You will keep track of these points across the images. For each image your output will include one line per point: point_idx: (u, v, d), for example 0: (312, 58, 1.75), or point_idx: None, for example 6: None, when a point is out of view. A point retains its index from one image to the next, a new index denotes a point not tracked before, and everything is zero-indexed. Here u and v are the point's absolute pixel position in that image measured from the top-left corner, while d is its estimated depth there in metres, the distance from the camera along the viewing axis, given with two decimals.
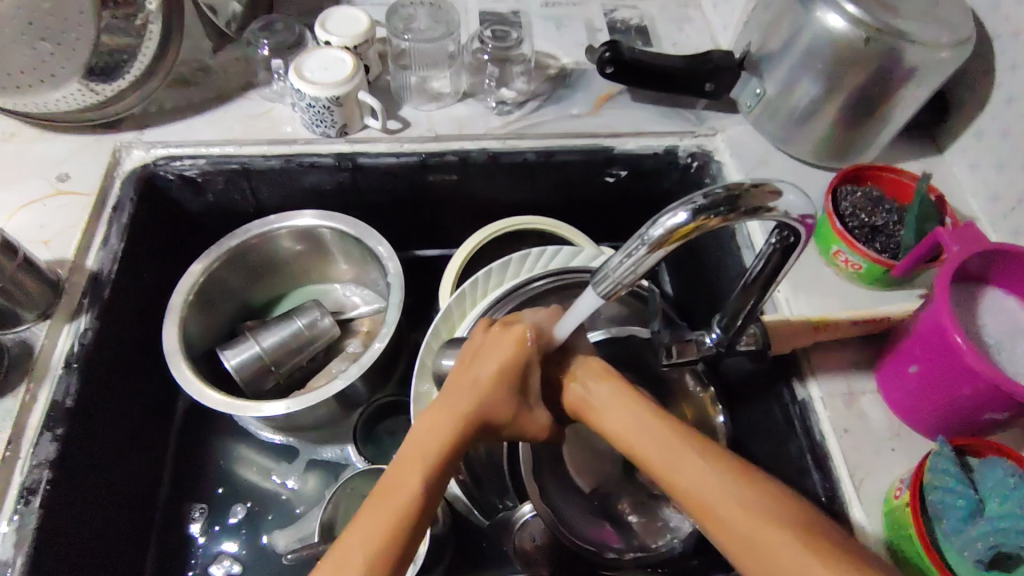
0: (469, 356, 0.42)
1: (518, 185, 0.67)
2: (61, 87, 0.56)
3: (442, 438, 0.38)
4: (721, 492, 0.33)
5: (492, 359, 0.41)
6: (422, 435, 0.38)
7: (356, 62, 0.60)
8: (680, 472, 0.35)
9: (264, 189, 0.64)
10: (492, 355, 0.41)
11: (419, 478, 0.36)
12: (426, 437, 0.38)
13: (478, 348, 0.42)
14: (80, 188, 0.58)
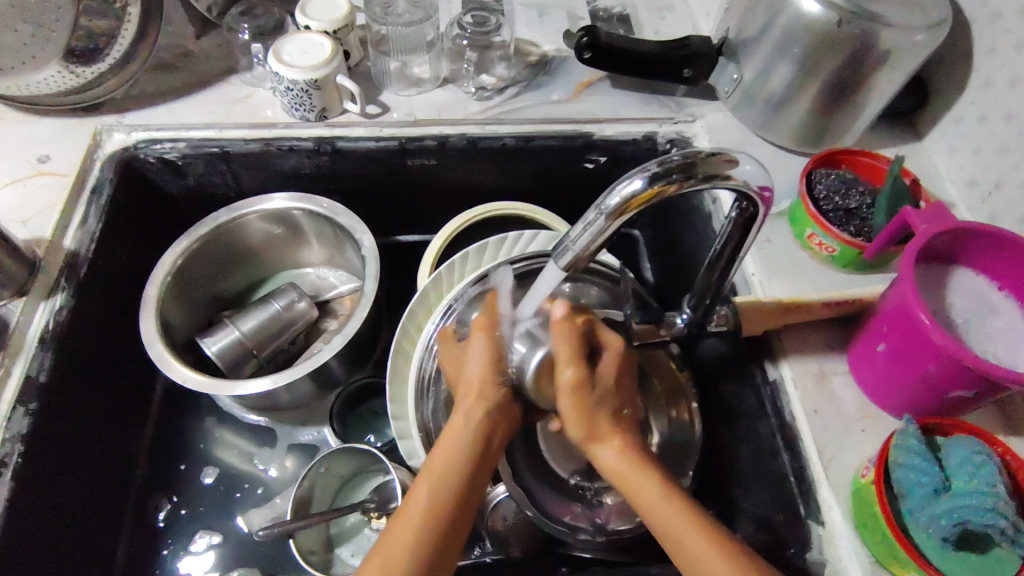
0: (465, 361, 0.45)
1: (498, 171, 0.67)
2: (41, 69, 0.56)
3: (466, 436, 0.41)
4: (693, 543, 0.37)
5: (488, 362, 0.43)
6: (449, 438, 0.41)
7: (334, 46, 0.60)
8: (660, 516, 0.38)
9: (244, 172, 0.64)
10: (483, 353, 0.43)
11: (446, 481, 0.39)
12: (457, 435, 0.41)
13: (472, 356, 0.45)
14: (59, 169, 0.58)
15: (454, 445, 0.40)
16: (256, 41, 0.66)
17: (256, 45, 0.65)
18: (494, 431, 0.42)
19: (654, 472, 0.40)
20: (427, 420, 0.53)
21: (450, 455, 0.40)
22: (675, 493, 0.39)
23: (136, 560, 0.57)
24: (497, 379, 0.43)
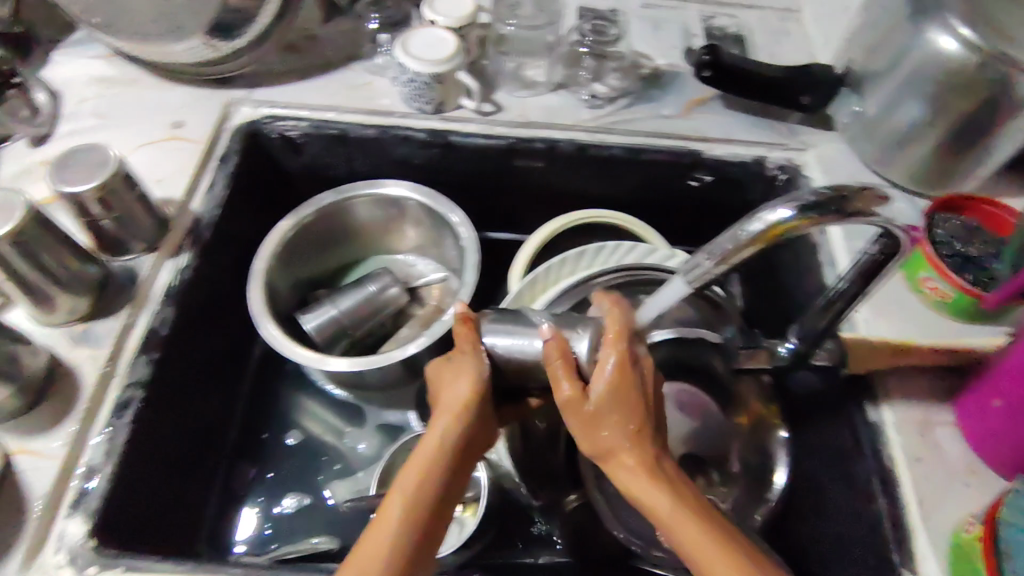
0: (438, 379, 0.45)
1: (601, 180, 0.68)
2: (187, 39, 0.60)
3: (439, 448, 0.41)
4: (730, 571, 0.35)
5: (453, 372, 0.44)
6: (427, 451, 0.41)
7: (457, 43, 0.61)
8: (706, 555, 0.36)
9: (358, 156, 0.67)
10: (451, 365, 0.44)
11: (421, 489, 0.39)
12: (427, 453, 0.41)
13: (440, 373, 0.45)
14: (191, 135, 0.62)
15: (423, 465, 0.40)
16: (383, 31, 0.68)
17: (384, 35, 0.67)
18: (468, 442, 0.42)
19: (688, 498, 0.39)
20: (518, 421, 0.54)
21: (419, 479, 0.40)
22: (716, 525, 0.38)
23: (223, 514, 0.58)
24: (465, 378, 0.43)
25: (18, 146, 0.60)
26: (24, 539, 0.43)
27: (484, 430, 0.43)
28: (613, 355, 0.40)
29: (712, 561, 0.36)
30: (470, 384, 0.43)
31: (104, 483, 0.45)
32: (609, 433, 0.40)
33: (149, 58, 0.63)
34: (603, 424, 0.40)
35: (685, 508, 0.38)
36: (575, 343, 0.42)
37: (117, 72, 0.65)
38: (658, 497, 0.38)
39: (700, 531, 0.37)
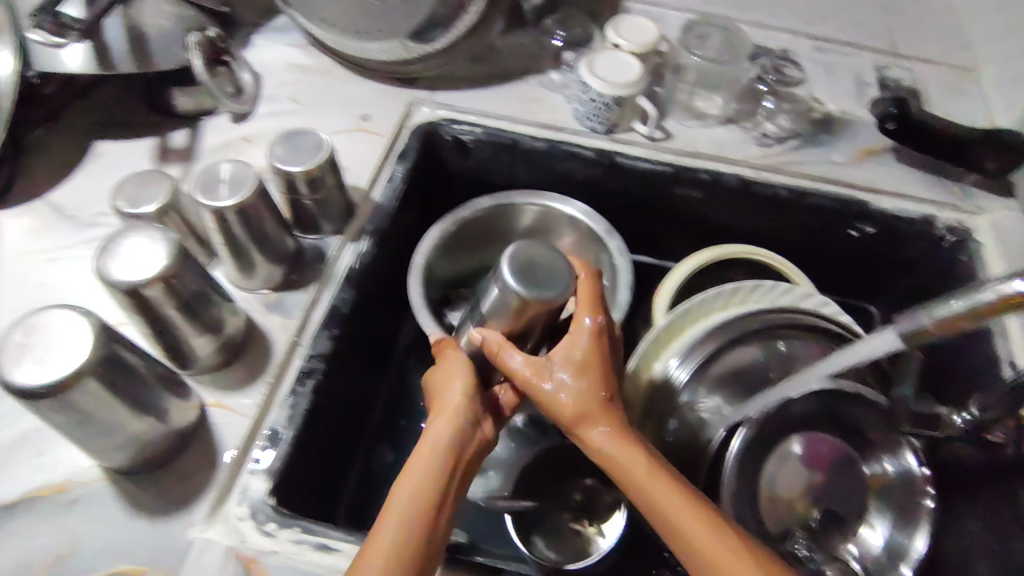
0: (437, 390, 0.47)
1: (757, 219, 0.67)
2: (388, 39, 0.64)
3: (435, 455, 0.42)
4: (716, 543, 0.39)
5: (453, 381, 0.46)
6: (424, 460, 0.42)
7: (643, 68, 0.63)
8: (683, 527, 0.40)
9: (522, 166, 0.68)
10: (455, 373, 0.47)
11: (426, 495, 0.40)
12: (426, 460, 0.41)
13: (440, 384, 0.47)
14: (377, 129, 0.65)
15: (422, 478, 0.40)
16: (568, 50, 0.70)
17: (569, 54, 0.69)
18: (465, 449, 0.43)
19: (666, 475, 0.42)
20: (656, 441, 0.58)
21: (426, 489, 0.40)
22: (690, 496, 0.41)
23: (362, 493, 0.60)
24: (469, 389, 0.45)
25: (221, 119, 0.65)
26: (214, 487, 0.46)
27: (482, 437, 0.45)
28: (587, 316, 0.47)
29: (695, 528, 0.40)
30: (463, 382, 0.46)
31: (286, 445, 0.48)
32: (577, 397, 0.45)
33: (347, 49, 0.66)
34: (579, 388, 0.45)
35: (660, 472, 0.42)
36: (556, 281, 0.45)
37: (312, 60, 0.70)
38: (634, 465, 0.43)
39: (682, 508, 0.41)
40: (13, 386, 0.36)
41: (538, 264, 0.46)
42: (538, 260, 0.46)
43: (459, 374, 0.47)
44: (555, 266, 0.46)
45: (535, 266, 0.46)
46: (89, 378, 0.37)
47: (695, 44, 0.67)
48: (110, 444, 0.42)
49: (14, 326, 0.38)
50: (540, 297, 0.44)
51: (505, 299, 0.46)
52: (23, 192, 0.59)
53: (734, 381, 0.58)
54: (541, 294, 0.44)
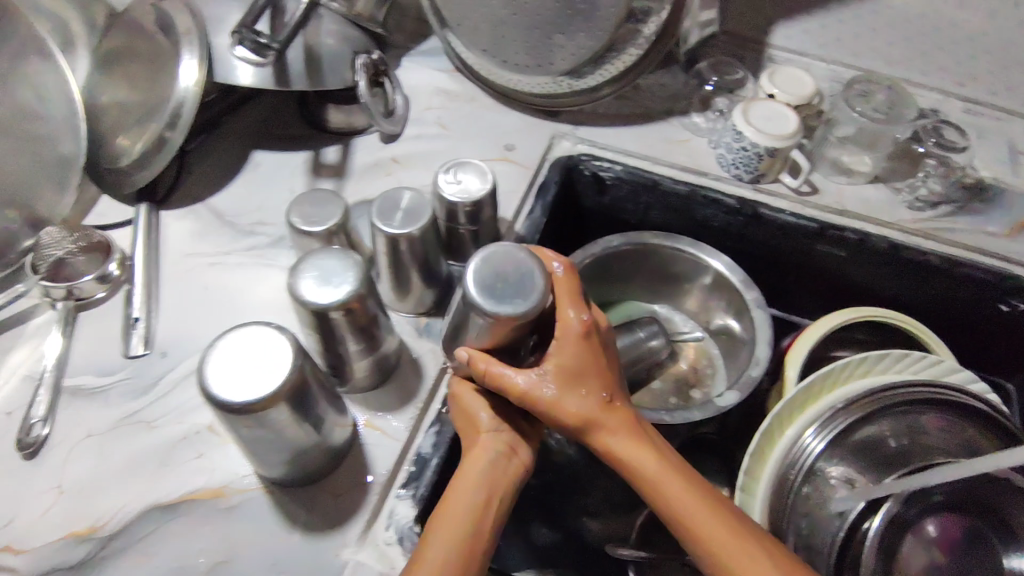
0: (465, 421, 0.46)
1: (900, 284, 0.65)
2: (547, 73, 0.65)
3: (471, 489, 0.40)
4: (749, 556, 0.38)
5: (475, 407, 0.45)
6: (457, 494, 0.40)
7: (799, 121, 0.61)
8: (721, 540, 0.38)
9: (657, 207, 0.68)
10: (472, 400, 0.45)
11: (461, 532, 0.38)
12: (462, 501, 0.40)
13: (464, 413, 0.46)
14: (522, 159, 0.67)
15: (457, 523, 0.38)
16: (717, 96, 0.70)
17: (723, 100, 0.69)
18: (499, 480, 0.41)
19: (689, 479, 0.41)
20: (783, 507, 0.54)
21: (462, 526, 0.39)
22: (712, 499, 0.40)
23: None
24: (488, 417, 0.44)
25: (372, 138, 0.66)
26: (365, 510, 0.46)
27: (517, 467, 0.43)
28: (573, 313, 0.43)
29: (728, 539, 0.38)
30: (491, 411, 0.45)
31: (432, 474, 0.47)
32: (580, 406, 0.42)
33: (499, 79, 0.69)
34: (579, 395, 0.42)
35: (679, 476, 0.41)
36: (528, 291, 0.40)
37: (458, 87, 0.71)
38: (655, 469, 0.41)
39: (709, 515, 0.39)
40: (215, 399, 0.37)
41: (510, 276, 0.41)
42: (511, 270, 0.41)
43: (475, 403, 0.45)
44: (524, 271, 0.41)
45: (504, 275, 0.41)
46: (281, 402, 0.38)
47: (856, 100, 0.65)
48: (277, 457, 0.43)
49: (217, 342, 0.39)
50: (511, 313, 0.40)
51: (471, 310, 0.42)
52: (187, 195, 0.61)
53: (884, 459, 0.53)
54: (512, 308, 0.40)
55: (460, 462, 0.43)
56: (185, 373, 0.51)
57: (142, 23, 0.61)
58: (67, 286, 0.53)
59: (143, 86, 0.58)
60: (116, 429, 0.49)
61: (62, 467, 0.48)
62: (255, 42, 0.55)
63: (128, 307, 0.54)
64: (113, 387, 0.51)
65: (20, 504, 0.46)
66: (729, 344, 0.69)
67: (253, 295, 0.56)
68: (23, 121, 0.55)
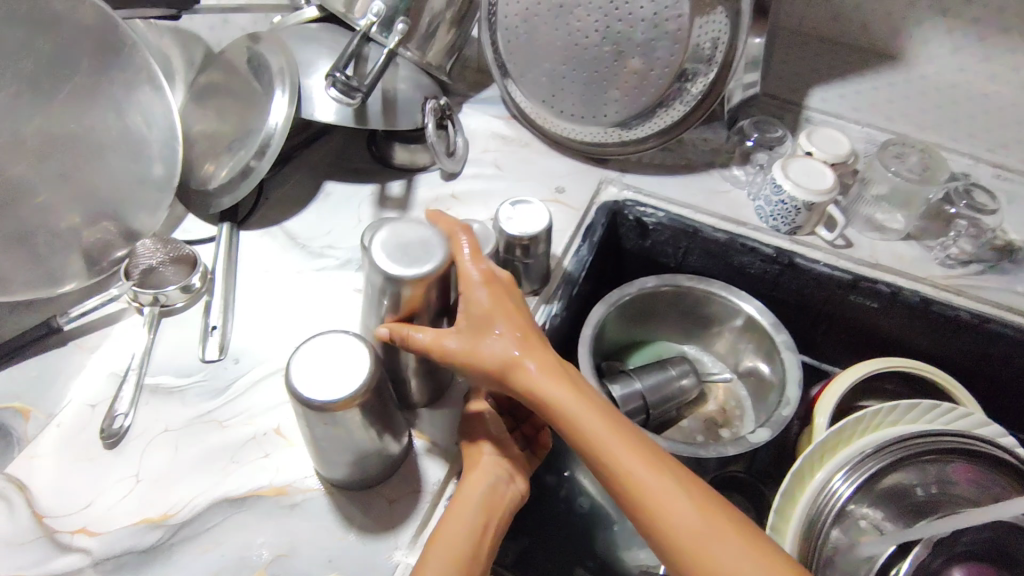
0: (467, 439, 0.48)
1: (932, 339, 0.67)
2: (598, 124, 0.71)
3: (472, 503, 0.44)
4: (667, 493, 0.38)
5: (484, 422, 0.49)
6: (461, 509, 0.43)
7: (836, 179, 0.66)
8: (650, 497, 0.39)
9: (696, 252, 0.71)
10: (480, 415, 0.49)
11: (465, 546, 0.41)
12: (461, 519, 0.42)
13: (469, 429, 0.49)
14: (571, 202, 0.71)
15: (459, 533, 0.42)
16: (758, 151, 0.74)
17: (762, 155, 0.74)
18: (503, 501, 0.45)
19: (620, 431, 0.41)
20: (811, 553, 0.55)
21: (468, 539, 0.42)
22: (644, 452, 0.40)
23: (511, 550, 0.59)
24: (500, 435, 0.48)
25: (433, 175, 0.72)
26: (417, 515, 0.48)
27: (512, 494, 0.46)
28: (472, 269, 0.47)
29: (648, 479, 0.39)
30: (498, 431, 0.48)
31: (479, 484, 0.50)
32: (498, 350, 0.44)
33: (552, 127, 0.74)
34: (496, 340, 0.44)
35: (603, 418, 0.41)
36: (420, 263, 0.45)
37: (514, 133, 0.78)
38: (574, 410, 0.42)
39: (639, 472, 0.39)
40: (300, 395, 0.41)
41: (409, 240, 0.47)
42: (400, 241, 0.46)
43: (483, 417, 0.49)
44: (423, 245, 0.46)
45: (411, 251, 0.46)
46: (355, 406, 0.42)
47: (892, 161, 0.69)
48: (342, 459, 0.46)
49: (302, 345, 0.43)
50: (423, 271, 0.45)
51: (381, 283, 0.46)
52: (265, 219, 0.67)
53: (911, 505, 0.55)
54: (419, 268, 0.45)
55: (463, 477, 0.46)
56: (255, 379, 0.55)
57: (236, 61, 0.67)
58: (155, 292, 0.57)
59: (236, 117, 0.64)
60: (189, 426, 0.52)
61: (140, 458, 0.50)
62: (344, 84, 0.60)
63: (207, 316, 0.58)
64: (189, 388, 0.54)
65: (99, 490, 0.49)
66: (758, 386, 0.71)
67: (318, 311, 0.60)
68: (131, 142, 0.61)
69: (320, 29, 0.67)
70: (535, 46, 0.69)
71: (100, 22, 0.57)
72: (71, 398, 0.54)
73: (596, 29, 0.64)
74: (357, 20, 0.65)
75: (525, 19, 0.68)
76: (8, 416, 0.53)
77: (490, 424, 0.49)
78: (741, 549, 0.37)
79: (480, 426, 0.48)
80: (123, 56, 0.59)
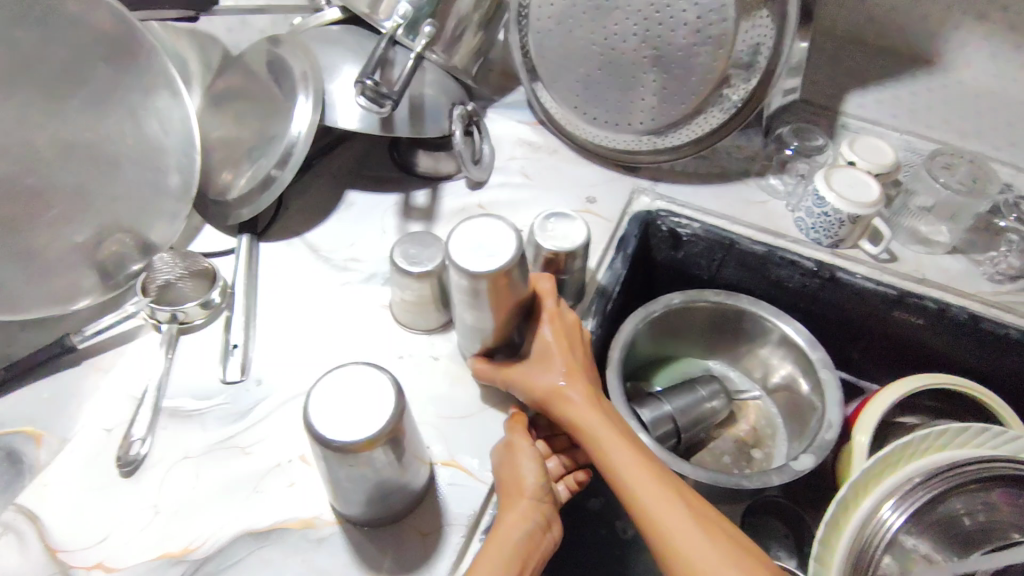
0: (506, 479, 0.45)
1: (979, 357, 0.64)
2: (631, 131, 0.68)
3: (503, 551, 0.41)
4: (672, 508, 0.40)
5: (530, 463, 0.45)
6: (486, 560, 0.40)
7: (882, 191, 0.63)
8: (656, 507, 0.41)
9: (732, 265, 0.69)
10: (526, 457, 0.45)
11: None
12: (493, 565, 0.40)
13: (510, 468, 0.45)
14: (603, 212, 0.68)
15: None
16: (796, 159, 0.72)
17: (801, 165, 0.71)
18: (532, 550, 0.42)
19: (636, 450, 0.44)
20: None
21: None
22: (657, 470, 0.43)
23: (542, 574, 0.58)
24: (544, 480, 0.44)
25: (459, 183, 0.69)
26: (449, 551, 0.45)
27: (550, 540, 0.43)
28: (552, 304, 0.50)
29: (658, 502, 0.41)
30: (537, 473, 0.44)
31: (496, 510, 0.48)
32: (550, 378, 0.48)
33: (582, 134, 0.72)
34: (548, 369, 0.48)
35: (624, 444, 0.44)
36: (496, 252, 0.43)
37: (541, 140, 0.75)
38: (596, 429, 0.45)
39: (649, 486, 0.42)
40: (318, 435, 0.38)
41: (481, 240, 0.44)
42: (472, 239, 0.44)
43: (527, 453, 0.46)
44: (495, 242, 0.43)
45: (483, 242, 0.44)
46: (379, 446, 0.39)
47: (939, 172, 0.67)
48: (365, 498, 0.43)
49: (320, 380, 0.40)
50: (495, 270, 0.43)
51: (464, 282, 0.44)
52: (285, 229, 0.65)
53: (961, 536, 0.50)
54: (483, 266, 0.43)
55: (499, 521, 0.43)
56: (279, 402, 0.52)
57: (256, 64, 0.64)
58: (173, 309, 0.55)
59: (256, 124, 0.62)
60: (210, 453, 0.50)
61: (158, 488, 0.48)
62: (373, 92, 0.57)
63: (228, 334, 0.55)
64: (210, 411, 0.52)
65: (116, 522, 0.46)
66: (791, 403, 0.69)
67: (340, 328, 0.57)
68: (147, 150, 0.58)
69: (343, 31, 0.64)
70: (567, 50, 0.66)
71: (115, 24, 0.54)
72: (86, 420, 0.51)
73: (635, 33, 0.61)
74: (382, 22, 0.61)
75: (557, 22, 0.65)
76: (19, 440, 0.51)
77: (529, 464, 0.45)
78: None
79: (510, 467, 0.45)
80: (139, 60, 0.56)
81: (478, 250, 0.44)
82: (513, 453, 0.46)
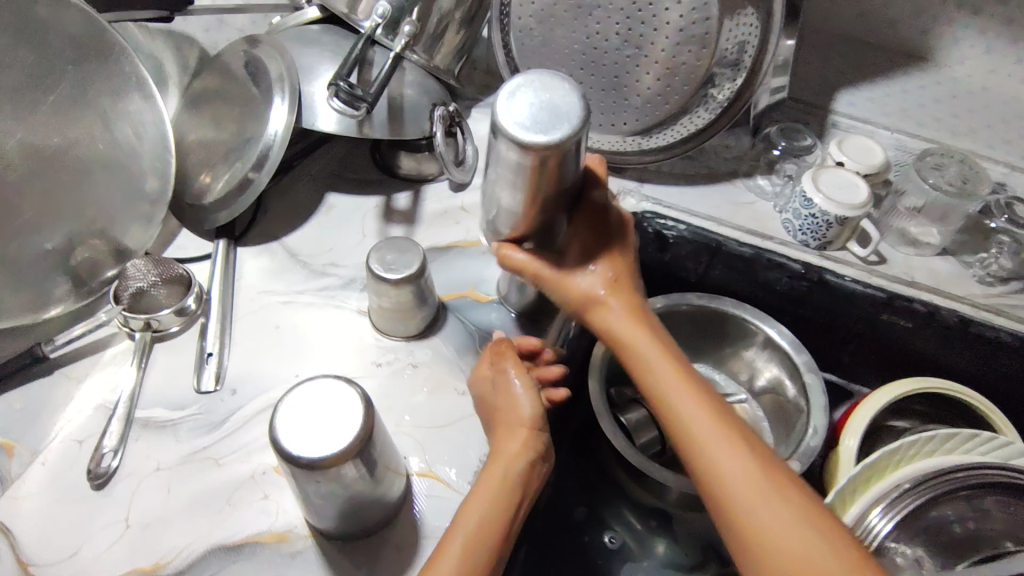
0: (497, 408, 0.46)
1: (969, 360, 0.63)
2: (616, 132, 0.67)
3: (500, 476, 0.42)
4: (731, 447, 0.40)
5: (524, 400, 0.45)
6: (485, 496, 0.41)
7: (870, 191, 0.62)
8: (713, 443, 0.40)
9: (720, 267, 0.69)
10: (521, 388, 0.46)
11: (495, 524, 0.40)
12: (489, 495, 0.41)
13: (502, 402, 0.46)
14: None
15: (491, 506, 0.41)
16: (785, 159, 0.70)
17: (790, 164, 0.70)
18: (529, 486, 0.43)
19: (691, 384, 0.43)
20: None
21: (494, 514, 0.40)
22: (715, 406, 0.42)
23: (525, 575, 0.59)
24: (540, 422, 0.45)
25: (442, 185, 0.68)
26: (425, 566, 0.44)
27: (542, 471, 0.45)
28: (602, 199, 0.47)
29: (714, 441, 0.40)
30: (535, 408, 0.45)
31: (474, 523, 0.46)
32: (593, 285, 0.47)
33: None
34: (595, 280, 0.47)
35: (709, 416, 0.41)
36: (555, 122, 0.37)
37: None
38: (649, 356, 0.45)
39: (705, 423, 0.41)
40: (286, 452, 0.37)
41: (547, 101, 0.38)
42: (536, 100, 0.38)
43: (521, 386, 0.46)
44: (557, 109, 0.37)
45: (546, 106, 0.38)
46: (349, 461, 0.38)
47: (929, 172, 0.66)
48: (337, 512, 0.42)
49: (288, 394, 0.39)
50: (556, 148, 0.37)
51: (511, 155, 0.38)
52: (264, 233, 0.64)
53: (947, 542, 0.51)
54: (543, 134, 0.37)
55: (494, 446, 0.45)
56: (253, 412, 0.51)
57: (233, 65, 0.62)
58: (146, 317, 0.54)
59: (232, 127, 0.61)
60: (183, 465, 0.49)
61: (129, 501, 0.47)
62: (348, 94, 0.56)
63: (202, 340, 0.55)
64: (183, 422, 0.51)
65: (87, 536, 0.45)
66: (778, 408, 0.68)
67: (319, 335, 0.56)
68: (120, 154, 0.57)
69: (321, 31, 0.63)
70: (550, 49, 0.65)
71: (86, 26, 0.53)
72: (57, 432, 0.50)
73: (617, 32, 0.60)
74: (360, 21, 0.61)
75: (540, 20, 0.64)
76: None
77: (524, 405, 0.45)
78: (796, 522, 0.37)
79: (506, 398, 0.46)
80: (111, 62, 0.55)
81: (538, 119, 0.37)
82: (507, 383, 0.47)
